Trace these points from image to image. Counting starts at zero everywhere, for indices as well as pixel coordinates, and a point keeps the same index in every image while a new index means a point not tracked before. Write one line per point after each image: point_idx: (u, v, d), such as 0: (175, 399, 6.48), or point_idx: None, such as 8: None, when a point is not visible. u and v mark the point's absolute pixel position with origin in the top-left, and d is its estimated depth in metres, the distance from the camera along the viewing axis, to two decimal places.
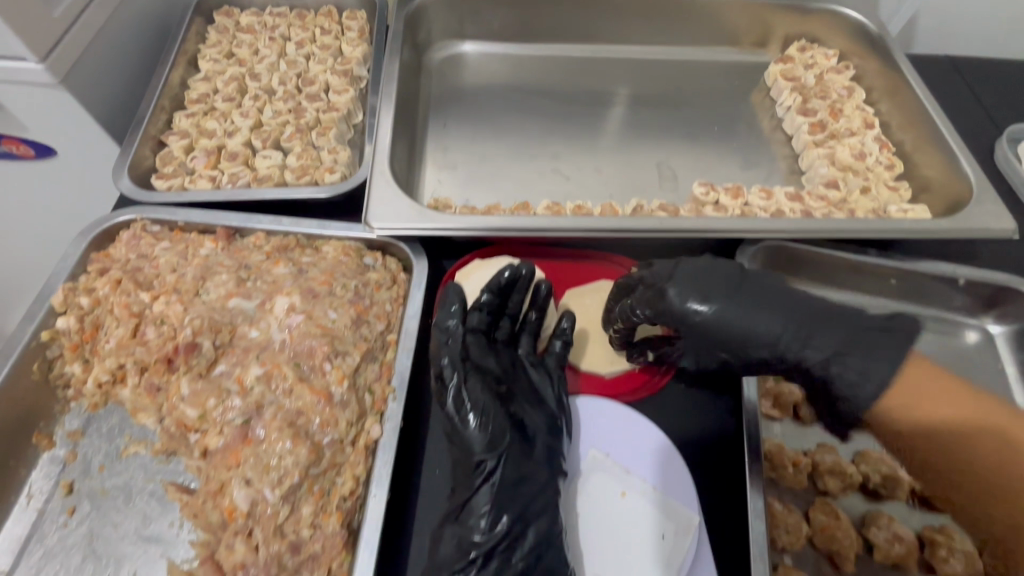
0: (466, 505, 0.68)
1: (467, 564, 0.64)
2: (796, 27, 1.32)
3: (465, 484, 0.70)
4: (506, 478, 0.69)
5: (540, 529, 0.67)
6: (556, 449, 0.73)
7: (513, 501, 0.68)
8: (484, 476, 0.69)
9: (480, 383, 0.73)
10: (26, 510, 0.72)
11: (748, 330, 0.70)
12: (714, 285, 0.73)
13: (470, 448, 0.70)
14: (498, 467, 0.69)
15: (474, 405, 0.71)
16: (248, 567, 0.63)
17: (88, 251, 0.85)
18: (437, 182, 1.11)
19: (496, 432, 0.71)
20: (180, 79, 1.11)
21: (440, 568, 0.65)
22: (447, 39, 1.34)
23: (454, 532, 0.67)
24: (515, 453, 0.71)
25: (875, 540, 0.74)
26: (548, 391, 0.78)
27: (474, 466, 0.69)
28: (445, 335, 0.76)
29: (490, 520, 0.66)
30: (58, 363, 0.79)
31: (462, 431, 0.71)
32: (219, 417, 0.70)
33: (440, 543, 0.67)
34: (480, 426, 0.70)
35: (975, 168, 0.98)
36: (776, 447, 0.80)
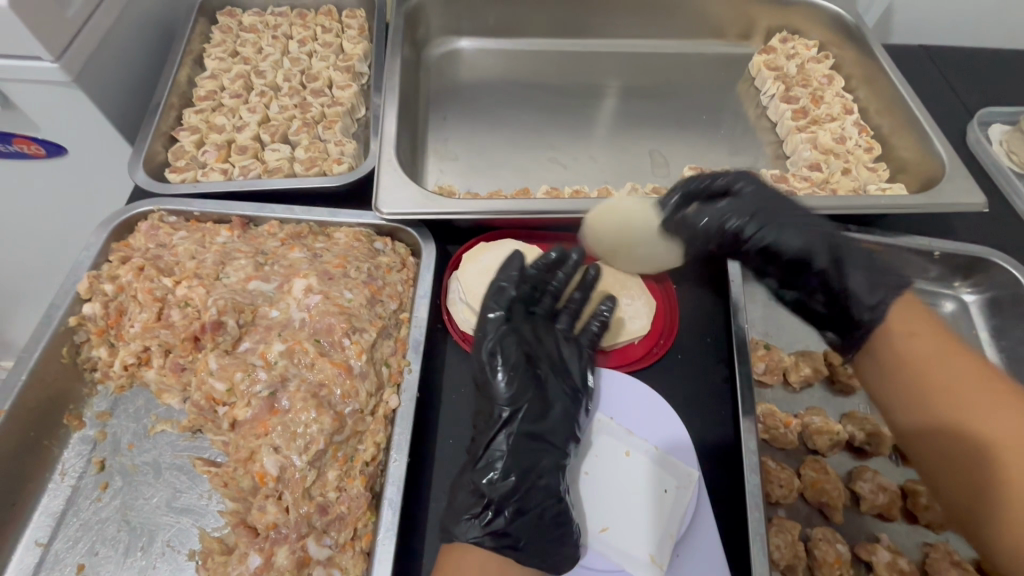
0: (484, 453, 0.73)
1: (482, 511, 0.69)
2: (778, 20, 1.39)
3: (485, 429, 0.75)
4: (521, 431, 0.73)
5: (550, 483, 0.72)
6: (570, 417, 0.78)
7: (525, 456, 0.72)
8: (503, 424, 0.74)
9: (515, 340, 0.79)
10: (60, 486, 0.76)
11: (800, 242, 0.77)
12: (771, 206, 0.79)
13: (495, 400, 0.75)
14: (518, 420, 0.74)
15: (505, 358, 0.77)
16: (279, 527, 0.67)
17: (109, 241, 0.88)
18: (439, 171, 1.16)
19: (519, 389, 0.76)
20: (187, 77, 1.15)
21: (458, 513, 0.70)
22: (444, 35, 1.39)
23: (470, 479, 0.71)
24: (533, 410, 0.75)
25: (862, 492, 0.80)
26: (573, 363, 0.82)
27: (496, 413, 0.75)
28: (496, 293, 0.82)
29: (502, 472, 0.71)
30: (85, 348, 0.82)
31: (490, 381, 0.76)
32: (246, 390, 0.73)
33: (457, 492, 0.71)
34: (507, 379, 0.76)
35: (947, 148, 1.05)
36: (768, 409, 0.85)
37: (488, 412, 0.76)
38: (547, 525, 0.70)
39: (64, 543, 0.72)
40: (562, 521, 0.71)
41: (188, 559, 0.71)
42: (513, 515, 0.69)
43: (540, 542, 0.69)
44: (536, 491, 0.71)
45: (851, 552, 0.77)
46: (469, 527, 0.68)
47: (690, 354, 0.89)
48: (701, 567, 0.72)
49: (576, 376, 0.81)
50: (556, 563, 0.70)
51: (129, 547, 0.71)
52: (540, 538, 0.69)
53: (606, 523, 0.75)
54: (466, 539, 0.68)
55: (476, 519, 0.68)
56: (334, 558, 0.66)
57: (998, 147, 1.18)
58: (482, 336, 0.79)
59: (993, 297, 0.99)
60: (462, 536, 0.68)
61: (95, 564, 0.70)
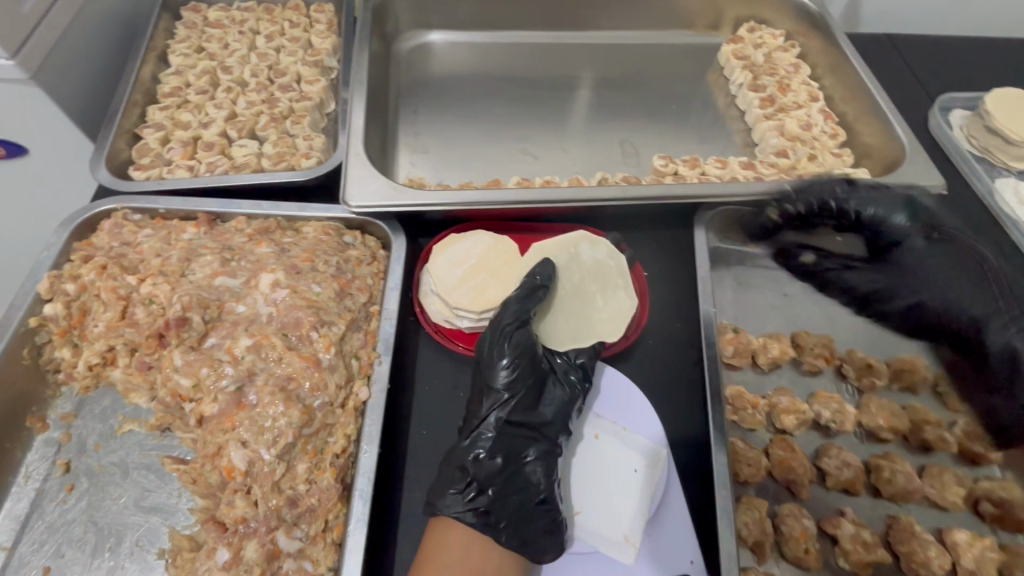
0: (474, 430, 0.74)
1: (466, 487, 0.70)
2: (745, 10, 1.41)
3: (480, 407, 0.76)
4: (513, 416, 0.75)
5: (536, 470, 0.73)
6: (565, 412, 0.78)
7: (512, 440, 0.74)
8: (497, 404, 0.75)
9: (528, 331, 0.80)
10: (24, 489, 0.74)
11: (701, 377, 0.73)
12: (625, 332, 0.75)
13: (492, 383, 0.76)
14: (512, 404, 0.75)
15: (513, 342, 0.78)
16: (248, 521, 0.67)
17: (70, 240, 0.86)
18: (410, 165, 1.16)
19: (521, 375, 0.76)
20: (151, 74, 1.13)
21: (443, 486, 0.71)
22: (414, 29, 1.38)
23: (457, 455, 0.72)
24: (528, 397, 0.76)
25: (827, 469, 0.81)
26: (573, 361, 0.82)
27: (491, 392, 0.75)
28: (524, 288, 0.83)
29: (489, 451, 0.72)
30: (47, 349, 0.80)
31: (494, 362, 0.76)
32: (212, 385, 0.73)
33: (443, 471, 0.73)
34: (512, 363, 0.76)
35: (908, 133, 1.07)
36: (735, 391, 0.87)
37: (483, 390, 0.76)
38: (532, 508, 0.70)
39: (29, 546, 0.71)
40: (546, 502, 0.71)
41: (157, 558, 0.70)
42: (496, 494, 0.71)
43: (521, 527, 0.70)
44: (521, 475, 0.72)
45: (817, 527, 0.78)
46: (452, 502, 0.69)
47: (661, 339, 0.90)
48: (674, 543, 0.73)
49: (575, 372, 0.81)
50: (542, 551, 0.69)
51: (96, 548, 0.71)
52: (522, 521, 0.70)
53: (581, 505, 0.76)
54: (449, 513, 0.69)
55: (460, 494, 0.70)
56: (304, 551, 0.66)
57: (958, 132, 1.21)
58: (499, 319, 0.80)
59: None
60: (445, 510, 0.69)
61: (61, 566, 0.69)
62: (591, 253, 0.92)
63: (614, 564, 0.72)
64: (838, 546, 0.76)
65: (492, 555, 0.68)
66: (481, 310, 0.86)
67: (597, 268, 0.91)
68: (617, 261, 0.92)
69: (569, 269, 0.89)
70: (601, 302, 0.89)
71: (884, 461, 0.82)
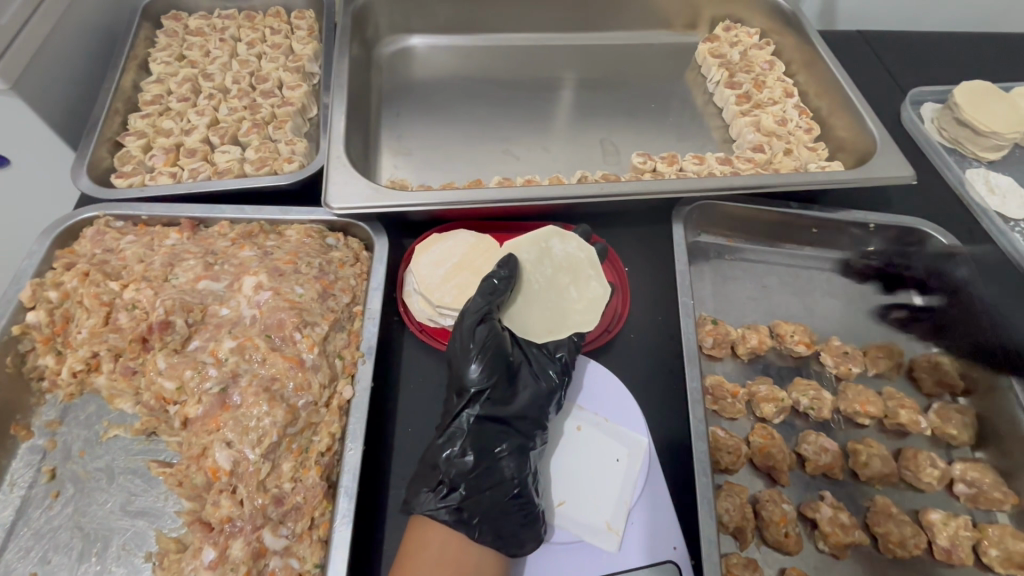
0: (449, 427, 0.75)
1: (439, 485, 0.71)
2: (721, 9, 1.43)
3: (453, 405, 0.77)
4: (484, 413, 0.75)
5: (509, 466, 0.73)
6: (539, 405, 0.78)
7: (485, 437, 0.74)
8: (468, 403, 0.76)
9: (494, 327, 0.79)
10: (9, 497, 0.74)
11: None
12: None
13: (464, 380, 0.77)
14: (482, 401, 0.76)
15: (477, 340, 0.78)
16: (235, 520, 0.67)
17: (52, 248, 0.87)
18: (393, 167, 1.17)
19: (488, 371, 0.76)
20: (132, 82, 1.14)
21: (418, 485, 0.72)
22: (395, 33, 1.40)
23: (430, 454, 0.74)
24: (498, 393, 0.77)
25: (806, 455, 0.83)
26: (553, 354, 0.83)
27: (461, 391, 0.77)
28: (489, 287, 0.82)
29: (460, 449, 0.72)
30: (30, 357, 0.81)
31: (462, 362, 0.77)
32: (196, 387, 0.73)
33: (422, 468, 0.74)
34: (478, 360, 0.77)
35: (879, 126, 1.10)
36: (716, 381, 0.88)
37: (455, 389, 0.78)
38: (506, 503, 0.71)
39: (15, 553, 0.71)
40: (520, 496, 0.72)
41: (144, 561, 0.71)
42: (469, 491, 0.71)
43: (496, 522, 0.70)
44: (494, 470, 0.72)
45: (797, 511, 0.80)
46: (426, 500, 0.70)
47: (641, 333, 0.91)
48: (655, 531, 0.75)
49: (555, 367, 0.81)
50: (519, 544, 0.70)
51: (83, 553, 0.71)
52: (497, 517, 0.70)
53: (561, 497, 0.77)
54: (423, 511, 0.70)
55: (434, 493, 0.70)
56: (291, 548, 0.67)
57: (930, 125, 1.24)
58: (464, 318, 0.80)
59: None
60: (420, 509, 0.70)
61: (47, 572, 0.70)
62: (562, 247, 0.91)
63: (599, 555, 0.73)
64: (818, 529, 0.78)
65: (472, 551, 0.69)
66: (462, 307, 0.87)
67: (567, 261, 0.90)
68: (587, 252, 0.91)
69: (541, 264, 0.89)
70: (575, 294, 0.89)
71: (861, 445, 0.84)
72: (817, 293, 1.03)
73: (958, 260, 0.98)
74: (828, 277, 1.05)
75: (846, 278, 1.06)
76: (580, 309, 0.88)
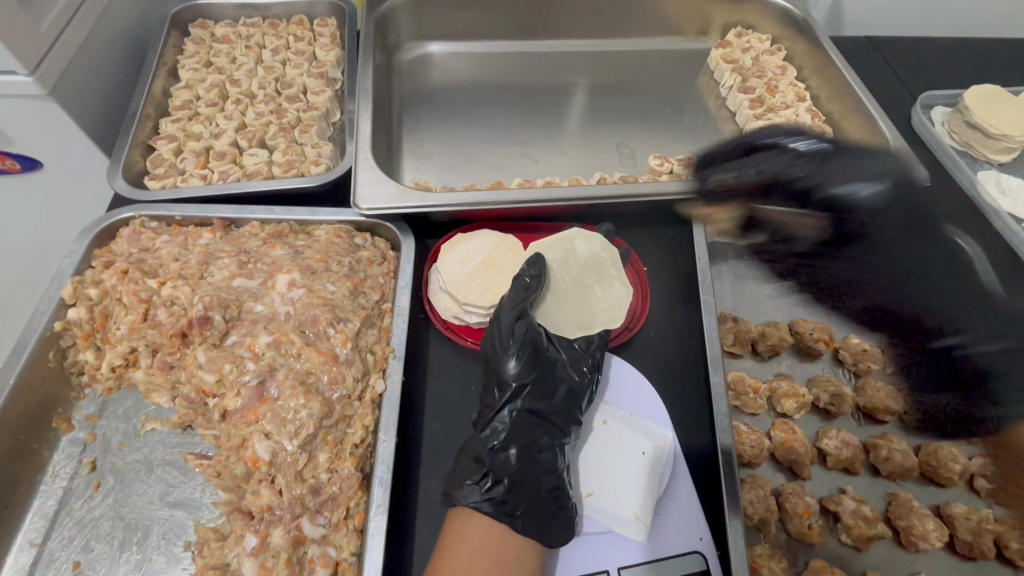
0: (489, 422, 0.77)
1: (482, 478, 0.72)
2: (732, 16, 1.46)
3: (493, 400, 0.78)
4: (525, 407, 0.77)
5: (549, 458, 0.75)
6: (574, 400, 0.81)
7: (525, 430, 0.76)
8: (509, 398, 0.78)
9: (529, 322, 0.82)
10: (52, 487, 0.77)
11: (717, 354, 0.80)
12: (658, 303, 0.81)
13: (503, 375, 0.79)
14: (523, 396, 0.78)
15: (516, 335, 0.80)
16: (274, 509, 0.70)
17: (90, 247, 0.89)
18: (415, 170, 1.20)
19: (527, 367, 0.79)
20: (162, 88, 1.17)
21: (460, 478, 0.73)
22: (414, 40, 1.43)
23: (472, 448, 0.75)
24: (538, 388, 0.79)
25: (828, 449, 0.84)
26: (585, 350, 0.85)
27: (502, 386, 0.78)
28: (521, 286, 0.85)
29: (503, 442, 0.74)
30: (71, 352, 0.83)
31: (501, 357, 0.79)
32: (235, 380, 0.76)
33: (461, 462, 0.75)
34: (517, 356, 0.79)
35: (892, 129, 1.12)
36: (737, 376, 0.90)
37: (495, 384, 0.80)
38: (546, 495, 0.73)
39: (59, 541, 0.73)
40: (557, 489, 0.74)
41: (184, 550, 0.73)
42: (512, 483, 0.72)
43: (537, 514, 0.71)
44: (536, 463, 0.74)
45: (820, 505, 0.82)
46: (470, 492, 0.72)
47: (663, 330, 0.93)
48: (682, 522, 0.76)
49: (588, 363, 0.84)
50: (555, 536, 0.72)
51: (124, 541, 0.73)
52: (538, 510, 0.72)
53: (592, 489, 0.79)
54: (466, 504, 0.71)
55: (477, 485, 0.72)
56: (328, 537, 0.69)
57: (940, 128, 1.26)
58: (500, 313, 0.82)
59: None
60: (461, 500, 0.72)
61: (90, 560, 0.72)
62: (587, 246, 0.94)
63: (630, 546, 0.75)
64: (841, 522, 0.79)
65: (508, 540, 0.70)
66: (490, 305, 0.89)
67: (590, 259, 0.93)
68: (611, 253, 0.94)
69: (568, 263, 0.92)
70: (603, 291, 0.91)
71: (881, 440, 0.85)
72: None
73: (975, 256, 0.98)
74: None
75: None
76: (605, 308, 0.90)
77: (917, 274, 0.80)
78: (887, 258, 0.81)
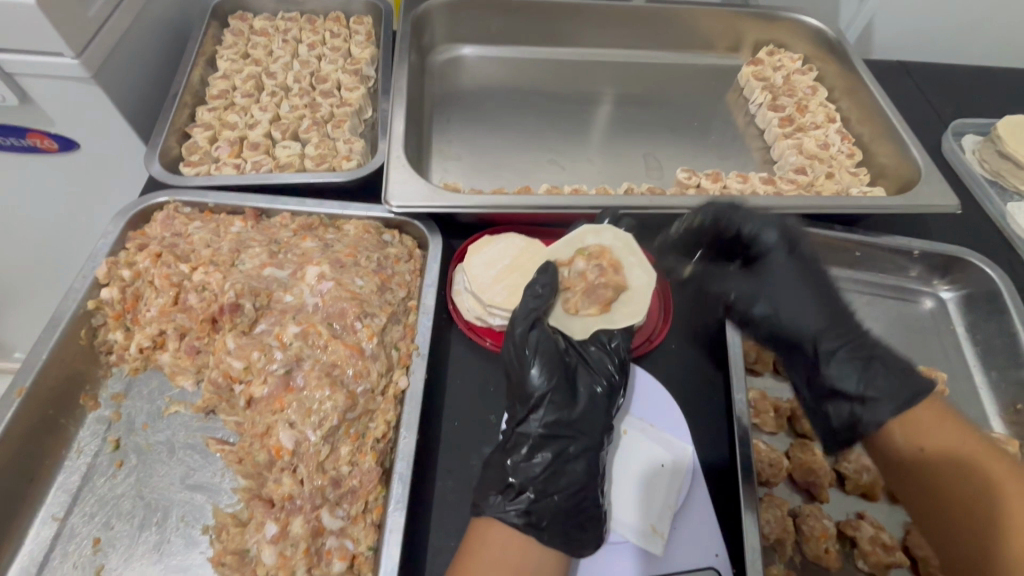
0: (515, 433, 0.77)
1: (507, 488, 0.72)
2: (765, 34, 1.46)
3: (518, 411, 0.79)
4: (549, 416, 0.76)
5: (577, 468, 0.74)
6: (603, 404, 0.79)
7: (552, 440, 0.75)
8: (532, 407, 0.77)
9: (542, 332, 0.80)
10: (76, 463, 0.78)
11: (803, 321, 0.78)
12: (775, 265, 0.81)
13: (525, 387, 0.79)
14: (545, 404, 0.77)
15: (531, 345, 0.79)
16: (294, 498, 0.71)
17: (126, 229, 0.91)
18: (443, 170, 1.21)
19: (547, 375, 0.78)
20: (200, 77, 1.19)
21: (487, 489, 0.73)
22: (448, 42, 1.45)
23: (499, 459, 0.76)
24: (560, 396, 0.78)
25: (846, 473, 0.85)
26: (608, 350, 0.83)
27: (525, 397, 0.78)
28: (534, 294, 0.83)
29: (527, 453, 0.75)
30: (102, 331, 0.85)
31: (520, 369, 0.79)
32: (263, 368, 0.77)
33: (488, 469, 0.76)
34: (536, 366, 0.78)
35: (923, 154, 1.11)
36: (757, 395, 0.90)
37: (519, 395, 0.80)
38: (572, 507, 0.72)
39: (81, 517, 0.74)
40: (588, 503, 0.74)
41: (202, 534, 0.73)
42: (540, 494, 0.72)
43: (561, 524, 0.71)
44: (560, 475, 0.74)
45: (837, 528, 0.81)
46: (496, 503, 0.71)
47: (684, 345, 0.94)
48: (697, 536, 0.76)
49: (612, 363, 0.82)
50: (579, 547, 0.72)
51: (144, 521, 0.73)
52: (565, 519, 0.72)
53: (614, 499, 0.78)
54: (491, 513, 0.71)
55: (502, 495, 0.72)
56: (346, 529, 0.69)
57: (971, 156, 1.25)
58: (514, 325, 0.82)
59: (968, 294, 1.06)
60: (486, 508, 0.71)
61: (110, 538, 0.72)
62: (596, 239, 0.89)
63: (643, 554, 0.75)
64: (858, 548, 0.79)
65: (532, 553, 0.69)
66: (513, 308, 0.89)
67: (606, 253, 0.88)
68: (622, 240, 0.89)
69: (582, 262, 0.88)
70: (602, 281, 0.86)
71: None
72: (857, 315, 1.05)
73: (1003, 290, 0.99)
74: (868, 300, 1.07)
75: (886, 301, 1.07)
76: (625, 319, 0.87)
77: (801, 293, 0.79)
78: (768, 296, 0.80)
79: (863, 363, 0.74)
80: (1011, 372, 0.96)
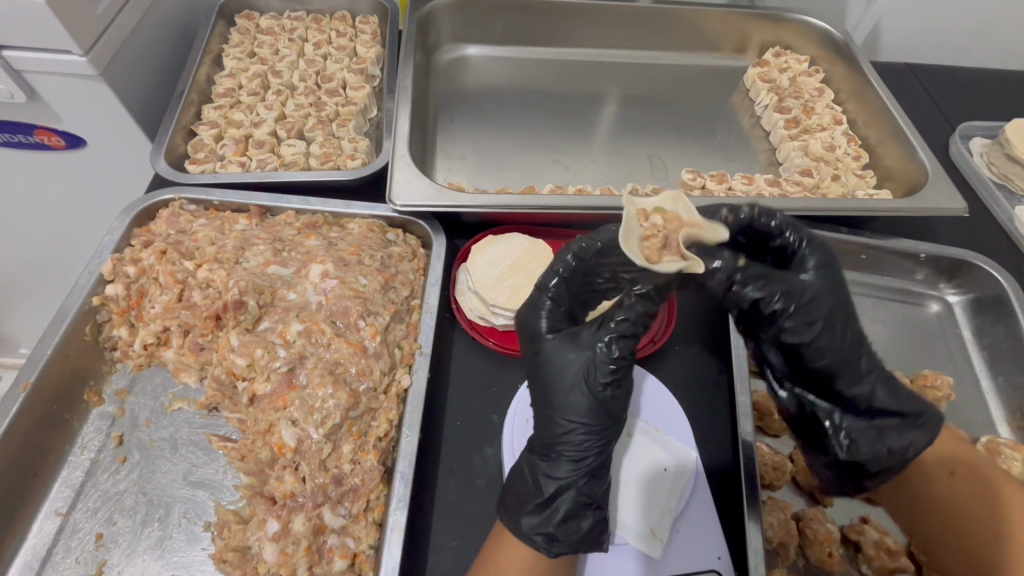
0: (551, 445, 0.70)
1: (540, 504, 0.67)
2: (770, 35, 1.45)
3: (551, 425, 0.70)
4: (589, 438, 0.68)
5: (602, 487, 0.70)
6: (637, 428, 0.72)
7: (590, 463, 0.68)
8: (571, 429, 0.69)
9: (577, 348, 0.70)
10: (80, 459, 0.78)
11: (848, 349, 0.68)
12: (818, 282, 0.69)
13: (561, 407, 0.70)
14: (583, 432, 0.68)
15: (571, 364, 0.70)
16: (296, 496, 0.71)
17: (131, 226, 0.91)
18: (447, 169, 1.21)
19: (589, 404, 0.68)
20: (206, 76, 1.19)
21: (518, 504, 0.69)
22: (454, 42, 1.45)
23: (530, 469, 0.70)
24: (597, 431, 0.69)
25: None
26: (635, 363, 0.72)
27: (562, 416, 0.69)
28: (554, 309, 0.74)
29: (563, 472, 0.68)
30: (106, 327, 0.85)
31: (558, 388, 0.70)
32: (265, 365, 0.77)
33: (516, 477, 0.71)
34: (576, 394, 0.69)
35: (930, 157, 1.10)
36: (762, 397, 0.89)
37: (553, 411, 0.70)
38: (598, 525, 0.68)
39: (84, 513, 0.74)
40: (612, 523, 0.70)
41: (204, 530, 0.73)
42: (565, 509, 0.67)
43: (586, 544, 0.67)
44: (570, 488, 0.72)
45: (841, 532, 0.81)
46: (529, 518, 0.67)
47: (687, 344, 0.94)
48: (700, 542, 0.75)
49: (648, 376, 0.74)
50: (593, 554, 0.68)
51: (146, 517, 0.74)
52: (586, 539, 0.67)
53: (626, 507, 0.77)
54: (523, 528, 0.66)
55: (534, 511, 0.67)
56: (347, 528, 0.70)
57: (978, 159, 1.24)
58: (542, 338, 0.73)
59: (975, 298, 1.05)
60: (520, 525, 0.67)
61: (113, 533, 0.73)
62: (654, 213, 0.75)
63: (646, 558, 0.74)
64: (861, 552, 0.78)
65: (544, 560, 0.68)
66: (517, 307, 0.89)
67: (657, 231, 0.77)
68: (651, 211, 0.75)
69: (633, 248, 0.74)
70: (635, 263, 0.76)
71: None
72: (863, 318, 1.04)
73: (1010, 294, 0.98)
74: (874, 304, 1.06)
75: (893, 305, 1.07)
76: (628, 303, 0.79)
77: (844, 316, 0.68)
78: (812, 315, 0.67)
79: (891, 395, 0.70)
80: (1017, 377, 0.96)
